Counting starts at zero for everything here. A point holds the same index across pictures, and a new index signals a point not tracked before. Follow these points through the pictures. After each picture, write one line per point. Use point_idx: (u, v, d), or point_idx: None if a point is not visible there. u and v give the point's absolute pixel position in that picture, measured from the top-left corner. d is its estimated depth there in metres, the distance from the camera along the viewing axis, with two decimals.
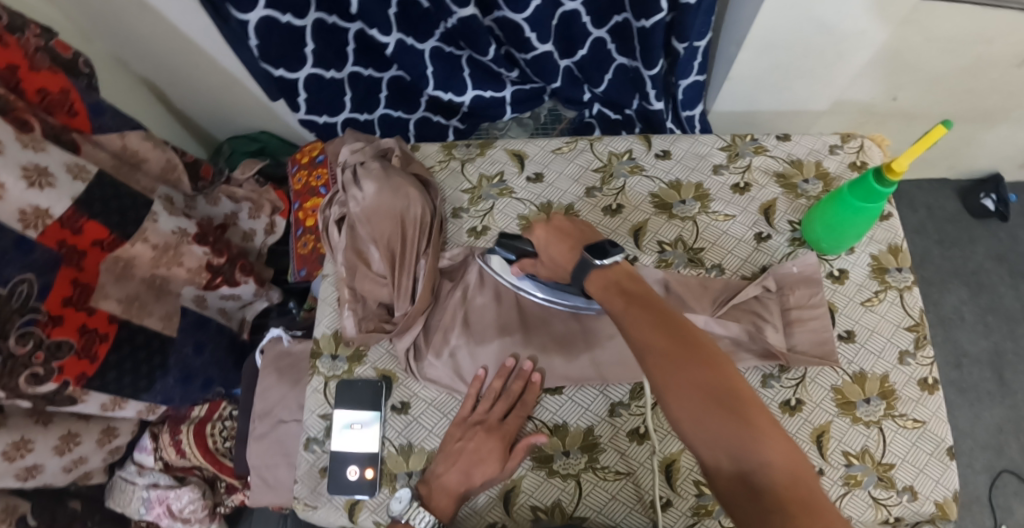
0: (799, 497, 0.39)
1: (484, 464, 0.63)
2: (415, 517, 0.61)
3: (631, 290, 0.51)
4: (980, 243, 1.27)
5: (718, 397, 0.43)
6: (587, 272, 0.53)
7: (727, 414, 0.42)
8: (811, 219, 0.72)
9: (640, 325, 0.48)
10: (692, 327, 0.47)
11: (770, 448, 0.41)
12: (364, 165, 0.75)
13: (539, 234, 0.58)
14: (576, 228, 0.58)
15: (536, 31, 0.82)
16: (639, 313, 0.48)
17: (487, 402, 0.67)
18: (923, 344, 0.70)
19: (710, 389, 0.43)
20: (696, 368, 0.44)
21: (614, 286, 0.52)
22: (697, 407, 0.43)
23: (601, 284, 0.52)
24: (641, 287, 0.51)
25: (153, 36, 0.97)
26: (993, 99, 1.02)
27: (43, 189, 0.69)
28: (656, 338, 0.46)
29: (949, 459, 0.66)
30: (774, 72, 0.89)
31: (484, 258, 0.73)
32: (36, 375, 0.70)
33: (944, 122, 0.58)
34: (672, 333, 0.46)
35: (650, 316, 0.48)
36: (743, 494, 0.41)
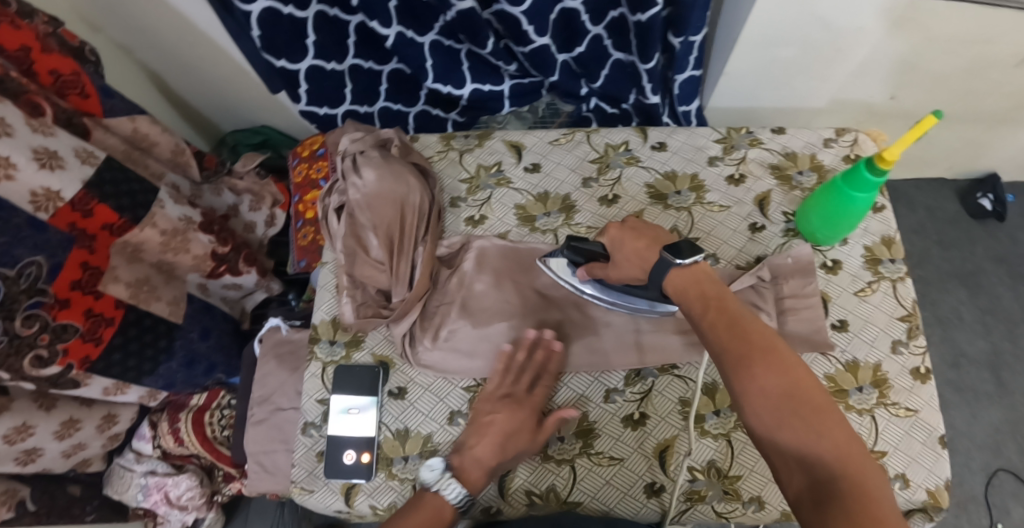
0: (871, 509, 0.39)
1: (517, 435, 0.63)
2: (447, 488, 0.58)
3: (704, 290, 0.50)
4: (979, 244, 1.27)
5: (795, 406, 0.43)
6: (665, 271, 0.52)
7: (805, 425, 0.43)
8: (806, 212, 0.72)
9: (717, 328, 0.48)
10: (770, 333, 0.47)
11: (843, 459, 0.41)
12: (364, 154, 0.75)
13: None
14: (653, 232, 0.58)
15: (534, 24, 0.83)
16: (714, 316, 0.48)
17: (509, 375, 0.66)
18: (916, 334, 0.71)
19: (788, 398, 0.44)
20: (774, 376, 0.44)
21: (691, 286, 0.51)
22: (773, 414, 0.43)
23: (674, 283, 0.52)
24: (714, 288, 0.50)
25: (158, 28, 0.99)
26: (990, 100, 1.03)
27: (53, 171, 0.70)
28: (734, 343, 0.46)
29: (941, 448, 0.67)
30: (772, 68, 0.90)
31: (546, 260, 0.71)
32: (41, 357, 0.73)
33: (934, 112, 0.59)
34: (750, 339, 0.46)
35: (726, 320, 0.48)
36: (812, 502, 0.41)
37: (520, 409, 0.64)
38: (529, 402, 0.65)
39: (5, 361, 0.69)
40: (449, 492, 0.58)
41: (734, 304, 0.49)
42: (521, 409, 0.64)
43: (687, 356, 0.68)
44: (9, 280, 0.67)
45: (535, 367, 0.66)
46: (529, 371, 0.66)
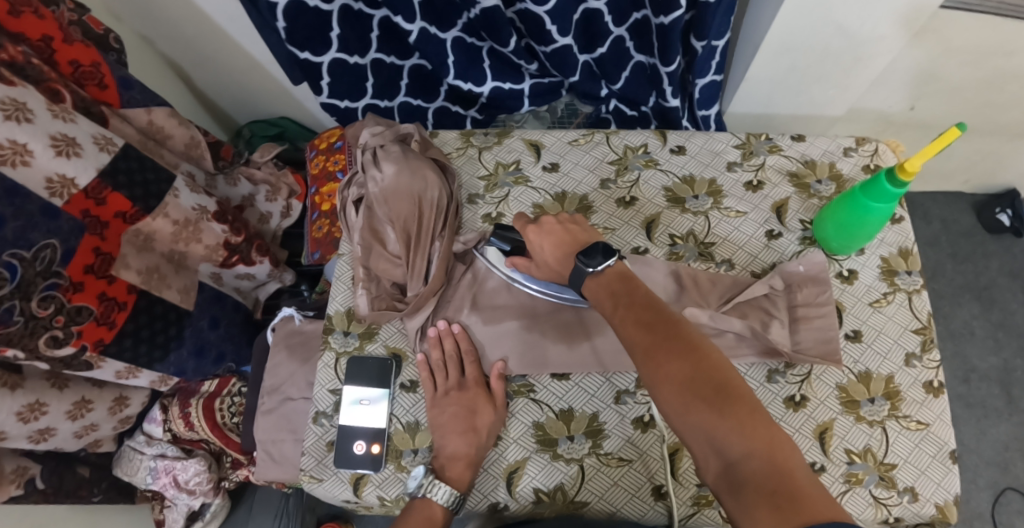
0: (782, 488, 0.39)
1: (482, 415, 0.66)
2: (433, 491, 0.60)
3: (614, 287, 0.54)
4: (994, 259, 1.26)
5: (699, 390, 0.44)
6: (580, 275, 0.56)
7: (710, 407, 0.43)
8: (823, 219, 0.72)
9: (627, 322, 0.50)
10: (675, 319, 0.49)
11: (752, 438, 0.42)
12: (384, 148, 0.76)
13: (532, 237, 0.62)
14: (567, 232, 0.60)
15: (557, 24, 0.83)
16: (624, 311, 0.51)
17: (473, 357, 0.69)
18: (930, 347, 0.71)
19: (691, 383, 0.44)
20: (678, 361, 0.46)
21: (603, 285, 0.54)
22: (679, 401, 0.44)
23: (589, 283, 0.56)
24: (622, 285, 0.53)
25: (181, 18, 1.00)
26: (1013, 113, 1.02)
27: (69, 158, 0.71)
28: (643, 333, 0.48)
29: (951, 463, 0.67)
30: (792, 75, 0.90)
31: (482, 249, 0.75)
32: (56, 337, 0.74)
33: (958, 125, 0.59)
34: (656, 329, 0.48)
35: (634, 312, 0.50)
36: (729, 486, 0.42)
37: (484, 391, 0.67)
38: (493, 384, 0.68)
39: (19, 341, 0.70)
40: (437, 493, 0.60)
41: (641, 297, 0.51)
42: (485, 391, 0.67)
43: None
44: (25, 262, 0.68)
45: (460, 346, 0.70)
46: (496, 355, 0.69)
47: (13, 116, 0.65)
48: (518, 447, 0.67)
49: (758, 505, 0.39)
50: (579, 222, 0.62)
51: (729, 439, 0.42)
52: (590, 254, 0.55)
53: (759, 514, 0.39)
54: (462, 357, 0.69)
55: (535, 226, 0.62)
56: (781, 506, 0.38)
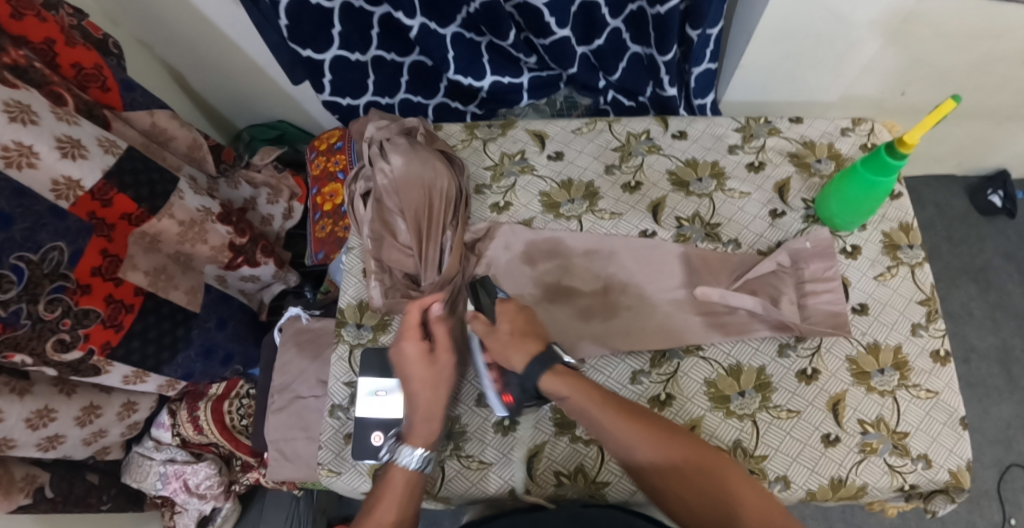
0: None
1: (422, 370, 0.63)
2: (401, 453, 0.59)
3: (589, 391, 0.60)
4: (988, 240, 1.29)
5: (703, 481, 0.54)
6: (544, 373, 0.62)
7: (712, 492, 0.53)
8: (825, 196, 0.74)
9: (618, 422, 0.58)
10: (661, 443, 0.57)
11: (758, 514, 0.51)
12: (390, 141, 0.77)
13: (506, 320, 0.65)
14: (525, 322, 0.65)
15: (556, 16, 0.84)
16: (610, 416, 0.58)
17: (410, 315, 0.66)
18: (935, 318, 0.72)
19: (696, 483, 0.54)
20: (676, 452, 0.56)
21: (574, 385, 0.61)
22: (689, 499, 0.54)
23: (562, 378, 0.61)
24: (593, 391, 0.60)
25: (179, 22, 1.00)
26: (1004, 94, 1.04)
27: (75, 160, 0.71)
28: (640, 439, 0.57)
29: (962, 429, 0.68)
30: (786, 62, 0.92)
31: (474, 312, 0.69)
32: (63, 340, 0.74)
33: (953, 97, 0.61)
34: (650, 426, 0.57)
35: (625, 416, 0.58)
36: None
37: (410, 339, 0.64)
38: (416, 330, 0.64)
39: (25, 344, 0.70)
40: (403, 460, 0.59)
41: (612, 398, 0.60)
42: (410, 339, 0.64)
43: (711, 338, 0.70)
44: (31, 264, 0.68)
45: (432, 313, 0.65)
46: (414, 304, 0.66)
47: (19, 118, 0.64)
48: (537, 430, 0.68)
49: None
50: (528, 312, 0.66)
51: (734, 513, 0.51)
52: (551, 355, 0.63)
53: None
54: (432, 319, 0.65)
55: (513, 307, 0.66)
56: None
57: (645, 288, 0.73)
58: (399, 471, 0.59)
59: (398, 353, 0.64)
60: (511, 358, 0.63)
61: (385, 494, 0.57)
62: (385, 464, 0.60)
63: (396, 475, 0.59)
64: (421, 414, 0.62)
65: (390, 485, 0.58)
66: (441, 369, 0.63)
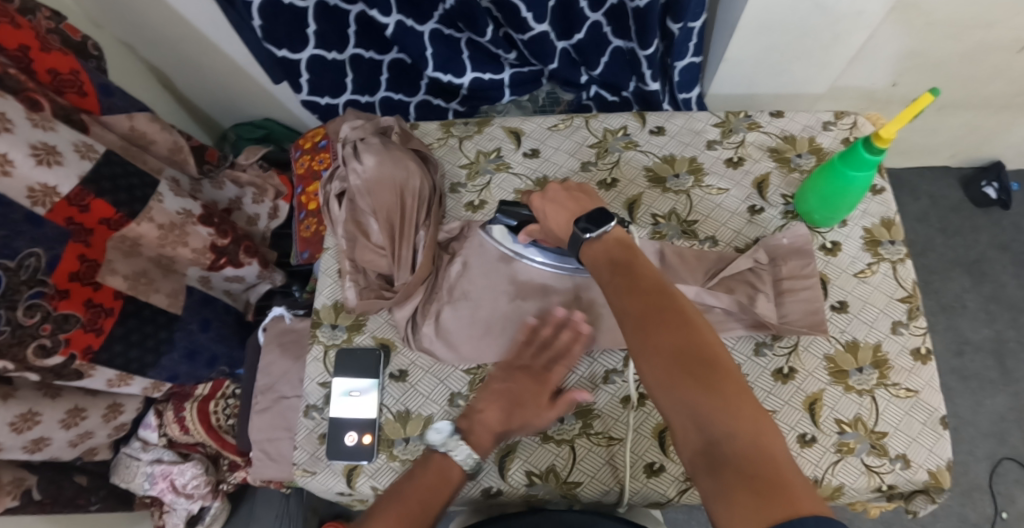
0: (761, 468, 0.39)
1: (528, 404, 0.63)
2: (455, 449, 0.59)
3: (616, 260, 0.53)
4: (983, 232, 1.26)
5: (688, 365, 0.44)
6: (579, 245, 0.56)
7: (694, 381, 0.44)
8: (805, 191, 0.72)
9: (619, 289, 0.51)
10: (669, 301, 0.48)
11: (734, 419, 0.42)
12: (364, 141, 0.76)
13: (537, 204, 0.62)
14: (573, 199, 0.60)
15: (532, 11, 0.83)
16: (618, 282, 0.51)
17: (528, 349, 0.66)
18: (916, 315, 0.71)
19: (682, 356, 0.45)
20: (675, 329, 0.46)
21: (604, 255, 0.54)
22: (666, 379, 0.45)
23: (591, 253, 0.55)
24: (618, 256, 0.53)
25: (160, 24, 1.00)
26: (995, 84, 1.02)
27: (51, 167, 0.72)
28: (639, 307, 0.49)
29: (942, 429, 0.67)
30: (769, 53, 0.90)
31: (485, 230, 0.74)
32: (44, 346, 0.74)
33: (931, 91, 0.59)
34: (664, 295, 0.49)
35: (631, 281, 0.50)
36: (705, 459, 0.42)
37: (532, 380, 0.63)
38: (545, 376, 0.64)
39: (8, 351, 0.70)
40: (457, 453, 0.59)
41: (630, 266, 0.52)
42: (534, 381, 0.63)
43: None
44: (8, 271, 0.68)
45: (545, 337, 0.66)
46: (551, 348, 0.65)
47: None
48: None
49: (733, 483, 0.39)
50: (587, 192, 0.61)
51: (709, 409, 0.42)
52: (589, 222, 0.55)
53: (737, 489, 0.39)
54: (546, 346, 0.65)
55: (542, 195, 0.62)
56: (757, 482, 0.38)
57: None
58: (456, 469, 0.58)
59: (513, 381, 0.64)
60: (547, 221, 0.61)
61: (423, 476, 0.57)
62: (442, 455, 0.59)
63: (449, 467, 0.59)
64: (488, 423, 0.62)
65: (448, 476, 0.57)
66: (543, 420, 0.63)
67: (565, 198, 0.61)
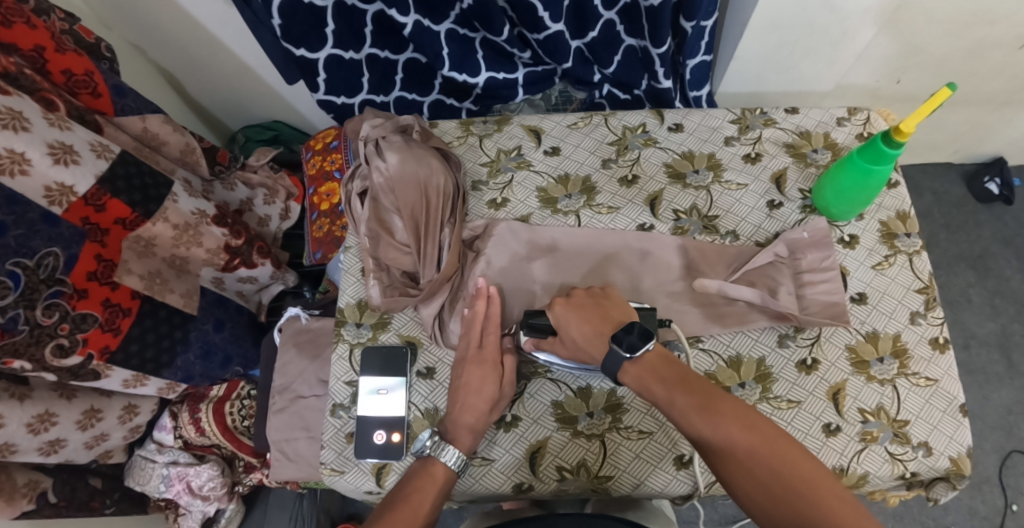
0: None
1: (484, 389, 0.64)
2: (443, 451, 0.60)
3: (666, 378, 0.53)
4: (986, 227, 1.29)
5: (791, 492, 0.46)
6: (620, 366, 0.55)
7: (793, 499, 0.46)
8: (822, 185, 0.74)
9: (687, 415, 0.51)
10: (739, 416, 0.50)
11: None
12: (386, 139, 0.76)
13: (559, 311, 0.61)
14: (595, 303, 0.61)
15: (549, 10, 0.83)
16: (686, 402, 0.51)
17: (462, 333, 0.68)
18: (933, 305, 0.72)
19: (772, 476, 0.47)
20: (759, 448, 0.48)
21: (652, 374, 0.54)
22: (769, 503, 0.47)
23: (636, 374, 0.55)
24: (669, 376, 0.53)
25: (170, 25, 1.00)
26: (997, 81, 1.05)
27: (67, 166, 0.70)
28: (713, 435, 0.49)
29: (962, 416, 0.68)
30: (779, 52, 0.92)
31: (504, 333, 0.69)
32: (62, 346, 0.74)
33: (949, 85, 0.60)
34: (733, 414, 0.50)
35: (694, 401, 0.51)
36: None
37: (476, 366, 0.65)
38: (481, 357, 0.66)
39: (25, 350, 0.70)
40: (444, 455, 0.60)
41: (683, 385, 0.52)
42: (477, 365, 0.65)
43: (709, 330, 0.70)
44: (27, 270, 0.68)
45: (477, 318, 0.67)
46: (474, 323, 0.67)
47: (9, 125, 0.64)
48: (539, 426, 0.68)
49: None
50: (608, 295, 0.62)
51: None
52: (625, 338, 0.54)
53: None
54: (485, 327, 0.68)
55: (564, 301, 0.62)
56: None
57: (644, 282, 0.72)
58: (440, 468, 0.60)
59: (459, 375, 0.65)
60: (570, 330, 0.60)
61: (411, 481, 0.59)
62: (422, 458, 0.61)
63: (435, 471, 0.59)
64: (466, 422, 0.63)
65: (429, 478, 0.59)
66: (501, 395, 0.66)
67: (587, 302, 0.62)
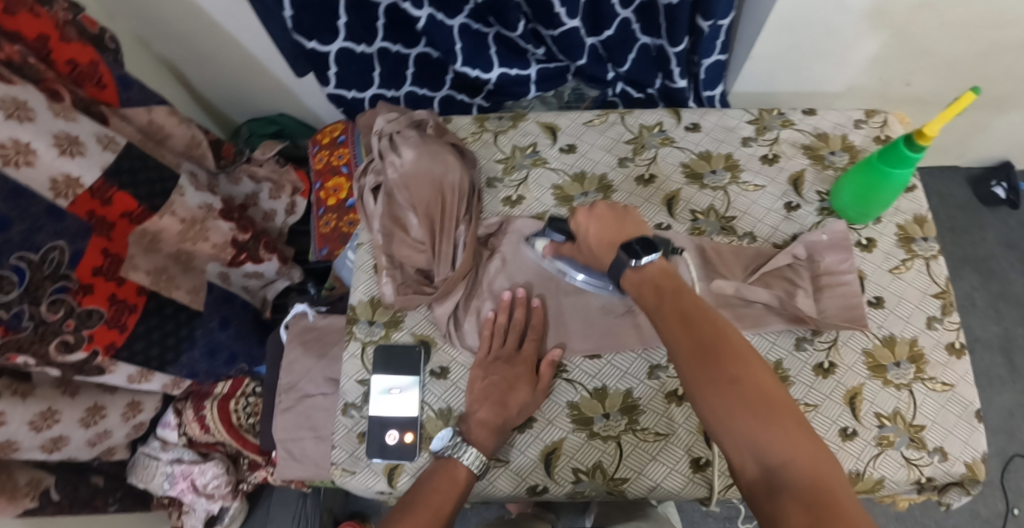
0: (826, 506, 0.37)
1: (518, 389, 0.65)
2: (461, 452, 0.60)
3: (659, 289, 0.52)
4: (991, 231, 1.29)
5: (751, 408, 0.42)
6: (622, 270, 0.55)
7: (751, 413, 0.42)
8: (841, 187, 0.73)
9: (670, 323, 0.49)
10: (722, 331, 0.47)
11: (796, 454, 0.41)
12: (400, 134, 0.75)
13: (581, 220, 0.61)
14: (616, 218, 0.60)
15: (565, 7, 0.82)
16: (670, 310, 0.49)
17: (496, 337, 0.68)
18: (950, 310, 0.72)
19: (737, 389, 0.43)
20: (727, 358, 0.45)
21: (649, 282, 0.53)
22: (727, 419, 0.43)
23: (632, 278, 0.54)
24: (662, 287, 0.52)
25: (178, 17, 0.98)
26: (1006, 85, 1.04)
27: (74, 157, 0.69)
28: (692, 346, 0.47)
29: (977, 422, 0.68)
30: (795, 53, 0.91)
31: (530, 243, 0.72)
32: (67, 342, 0.72)
33: (973, 89, 0.60)
34: (714, 329, 0.47)
35: (680, 309, 0.49)
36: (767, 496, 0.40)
37: (512, 366, 0.66)
38: (519, 359, 0.67)
39: (29, 347, 0.68)
40: (462, 456, 0.60)
41: (674, 294, 0.51)
42: (513, 366, 0.66)
43: None
44: (32, 265, 0.66)
45: (518, 324, 0.68)
46: (514, 328, 0.68)
47: (14, 115, 0.63)
48: (554, 428, 0.67)
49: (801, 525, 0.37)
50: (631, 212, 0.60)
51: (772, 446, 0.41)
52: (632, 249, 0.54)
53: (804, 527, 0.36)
54: (525, 334, 0.69)
55: (586, 211, 0.61)
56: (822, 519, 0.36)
57: None
58: (460, 470, 0.59)
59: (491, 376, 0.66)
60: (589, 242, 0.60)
61: (430, 480, 0.58)
62: (442, 459, 0.61)
63: (455, 472, 0.59)
64: (480, 416, 0.63)
65: (450, 480, 0.58)
66: (534, 399, 0.65)
67: (610, 216, 0.60)
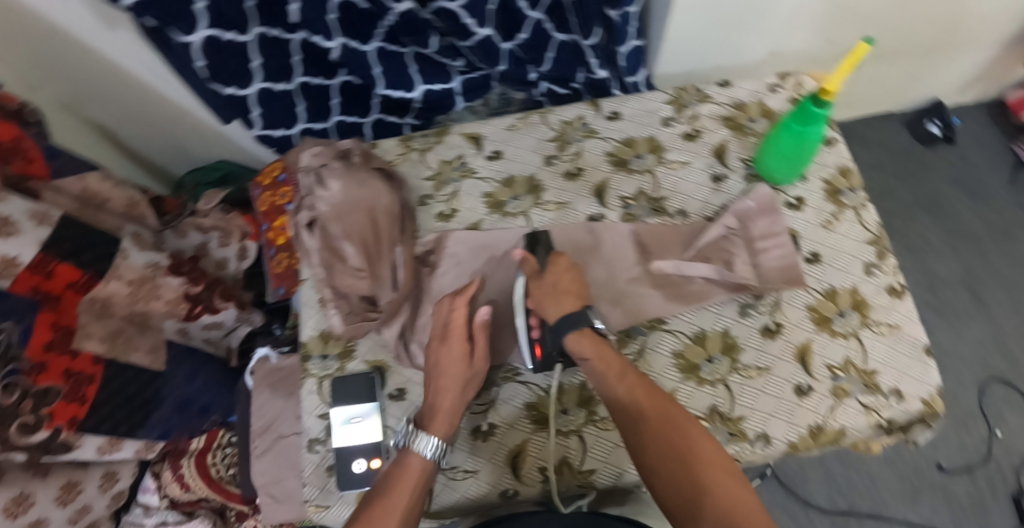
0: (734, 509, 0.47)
1: (457, 367, 0.62)
2: (420, 441, 0.57)
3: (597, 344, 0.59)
4: (934, 170, 1.32)
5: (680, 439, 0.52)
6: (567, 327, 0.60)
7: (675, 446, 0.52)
8: (762, 151, 0.75)
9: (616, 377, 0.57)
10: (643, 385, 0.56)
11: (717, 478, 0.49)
12: (326, 167, 0.77)
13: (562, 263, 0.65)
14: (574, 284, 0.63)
15: (474, 17, 0.84)
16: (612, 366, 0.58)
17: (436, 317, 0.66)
18: (886, 254, 0.74)
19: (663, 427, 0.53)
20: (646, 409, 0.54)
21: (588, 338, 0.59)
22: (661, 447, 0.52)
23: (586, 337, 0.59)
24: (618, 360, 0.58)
25: (101, 78, 0.98)
26: (929, 29, 1.06)
27: (7, 237, 0.70)
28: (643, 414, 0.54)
29: (927, 358, 0.70)
30: (708, 29, 0.93)
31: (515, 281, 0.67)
32: (27, 424, 0.71)
33: (866, 40, 0.61)
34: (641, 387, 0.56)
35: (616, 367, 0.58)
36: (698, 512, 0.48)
37: (449, 343, 0.63)
38: (454, 334, 0.64)
39: None
40: (422, 445, 0.57)
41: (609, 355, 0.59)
42: (450, 342, 0.63)
43: (671, 310, 0.70)
44: None
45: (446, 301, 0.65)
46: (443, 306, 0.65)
47: None
48: (515, 431, 0.67)
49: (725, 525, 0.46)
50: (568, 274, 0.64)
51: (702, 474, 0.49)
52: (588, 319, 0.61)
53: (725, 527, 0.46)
54: (453, 305, 0.65)
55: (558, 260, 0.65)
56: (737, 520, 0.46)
57: (602, 272, 0.73)
58: (415, 458, 0.57)
59: (433, 357, 0.63)
60: (546, 310, 0.62)
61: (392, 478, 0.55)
62: (400, 450, 0.58)
63: (410, 461, 0.57)
64: (444, 408, 0.61)
65: (403, 469, 0.56)
66: (476, 372, 0.64)
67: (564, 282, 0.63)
